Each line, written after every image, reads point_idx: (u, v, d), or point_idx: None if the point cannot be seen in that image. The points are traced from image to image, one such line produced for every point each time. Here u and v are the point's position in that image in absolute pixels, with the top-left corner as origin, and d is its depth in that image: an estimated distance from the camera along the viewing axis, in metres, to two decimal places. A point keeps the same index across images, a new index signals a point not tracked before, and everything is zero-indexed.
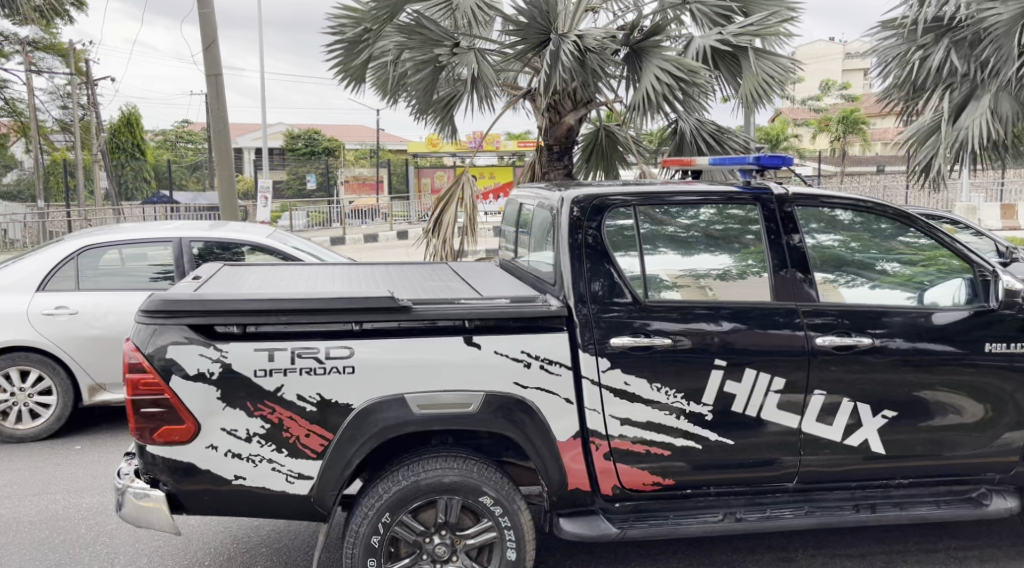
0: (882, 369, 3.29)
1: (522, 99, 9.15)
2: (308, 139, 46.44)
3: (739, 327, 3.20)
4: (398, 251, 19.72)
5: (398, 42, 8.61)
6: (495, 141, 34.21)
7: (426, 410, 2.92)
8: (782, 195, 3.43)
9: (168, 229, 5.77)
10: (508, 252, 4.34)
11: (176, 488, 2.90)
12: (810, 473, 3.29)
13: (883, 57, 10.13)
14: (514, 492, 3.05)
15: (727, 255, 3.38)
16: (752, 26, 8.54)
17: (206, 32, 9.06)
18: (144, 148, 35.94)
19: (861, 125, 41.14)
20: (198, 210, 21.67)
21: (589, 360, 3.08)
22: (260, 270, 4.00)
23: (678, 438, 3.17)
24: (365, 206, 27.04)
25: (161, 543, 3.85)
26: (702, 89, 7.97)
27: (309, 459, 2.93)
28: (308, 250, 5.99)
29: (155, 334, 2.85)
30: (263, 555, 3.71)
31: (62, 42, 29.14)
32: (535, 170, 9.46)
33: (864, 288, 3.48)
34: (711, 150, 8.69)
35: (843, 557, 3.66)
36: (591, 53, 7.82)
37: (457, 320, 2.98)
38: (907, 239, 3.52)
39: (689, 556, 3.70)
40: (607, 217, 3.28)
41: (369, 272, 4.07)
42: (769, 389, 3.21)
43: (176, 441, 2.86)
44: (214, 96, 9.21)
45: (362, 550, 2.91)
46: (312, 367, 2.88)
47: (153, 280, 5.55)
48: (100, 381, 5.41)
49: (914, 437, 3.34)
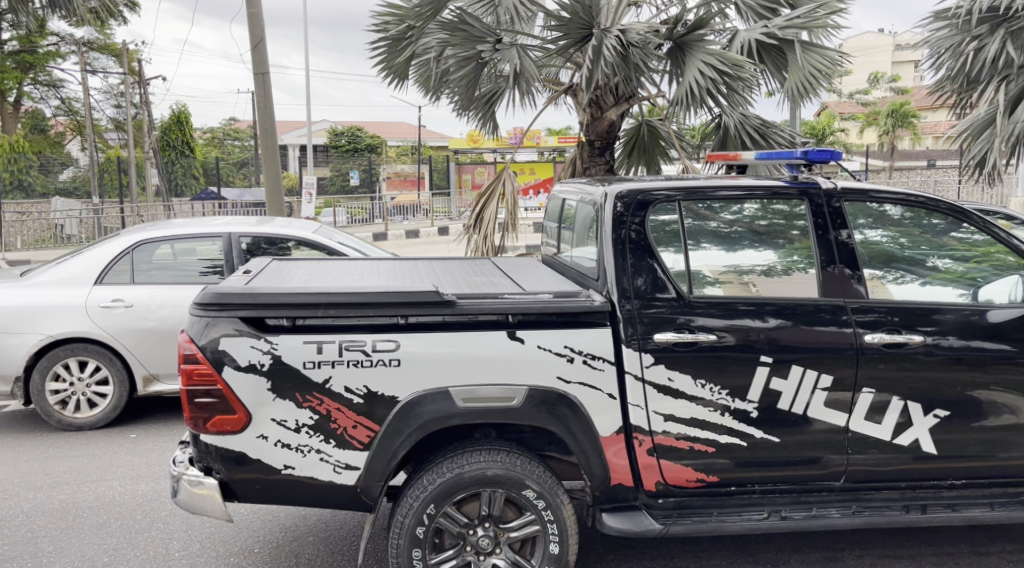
0: (933, 367, 3.22)
1: (564, 94, 9.14)
2: (350, 137, 47.00)
3: (785, 323, 3.17)
4: (439, 247, 19.83)
5: (442, 39, 8.69)
6: (535, 138, 34.18)
7: (470, 403, 2.95)
8: (830, 189, 3.38)
9: (218, 224, 5.91)
10: (550, 247, 4.34)
11: (229, 476, 2.98)
12: (858, 472, 3.24)
13: (935, 49, 9.95)
14: (557, 486, 3.06)
15: (772, 250, 3.34)
16: (799, 19, 8.40)
17: (255, 31, 9.24)
18: (192, 145, 36.80)
19: (910, 118, 40.13)
20: (244, 206, 22.09)
21: (633, 355, 3.08)
22: (306, 264, 4.07)
23: (722, 434, 3.14)
24: (406, 202, 27.25)
25: (212, 530, 3.95)
26: (747, 83, 7.92)
27: (356, 450, 2.98)
28: (353, 245, 6.08)
29: (208, 326, 2.93)
30: (310, 544, 3.79)
31: (115, 43, 30.03)
32: (576, 166, 9.45)
33: (915, 285, 3.40)
34: (755, 145, 8.56)
35: (891, 558, 3.60)
36: (634, 48, 7.80)
37: (501, 315, 3.00)
38: (960, 235, 3.46)
39: (732, 553, 3.67)
40: (650, 212, 3.27)
41: (413, 267, 4.11)
42: (816, 387, 3.17)
43: (228, 430, 2.94)
44: (262, 94, 9.39)
45: (407, 541, 2.95)
46: (359, 360, 2.94)
47: (202, 274, 5.70)
48: (153, 371, 5.57)
49: (966, 437, 3.27)
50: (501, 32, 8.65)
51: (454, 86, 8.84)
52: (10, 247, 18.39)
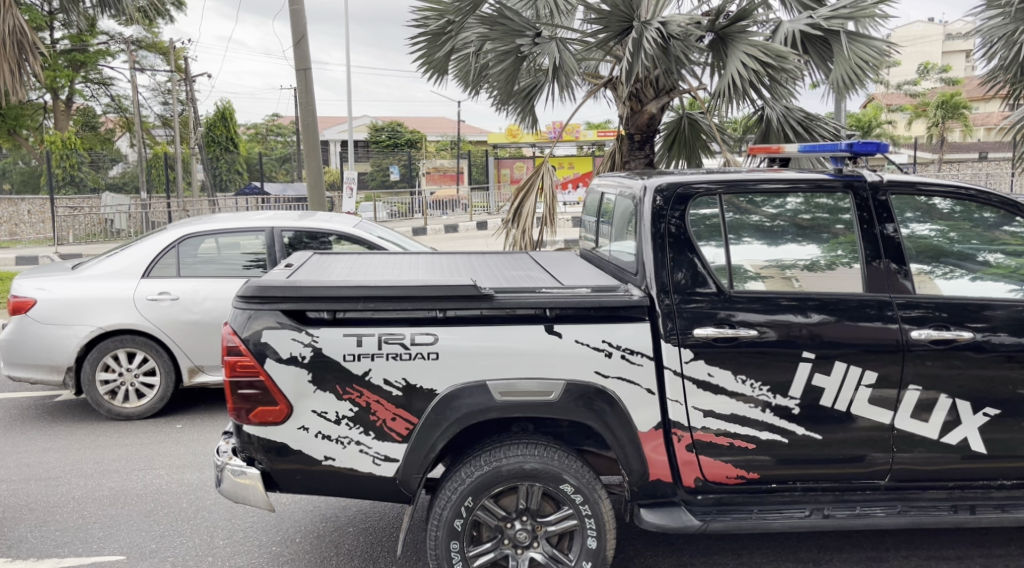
0: (984, 365, 3.13)
1: (604, 87, 9.08)
2: (391, 132, 47.50)
3: (828, 319, 3.11)
4: (478, 241, 19.87)
5: (481, 33, 8.68)
6: (575, 131, 34.12)
7: (508, 397, 2.96)
8: (876, 181, 3.30)
9: (261, 218, 6.00)
10: (589, 242, 4.32)
11: (271, 467, 3.04)
12: (904, 471, 3.17)
13: (987, 38, 10.05)
14: (594, 481, 3.05)
15: (815, 245, 3.28)
16: (845, 9, 8.22)
17: (297, 27, 9.36)
18: (237, 141, 37.49)
19: (961, 110, 39.09)
20: (287, 201, 22.39)
21: (672, 351, 3.05)
22: (347, 258, 4.12)
23: (763, 431, 3.10)
24: (446, 197, 27.38)
25: (255, 519, 4.03)
26: (791, 75, 7.78)
27: (396, 442, 3.01)
28: (393, 239, 6.14)
29: (250, 319, 2.99)
30: (351, 534, 3.85)
31: (162, 41, 30.71)
32: (616, 160, 9.39)
33: (965, 280, 3.31)
34: (798, 138, 8.39)
35: (938, 559, 3.51)
36: (675, 40, 7.69)
37: (538, 309, 3.01)
38: (1013, 228, 3.37)
39: (773, 551, 3.63)
40: (690, 206, 3.23)
41: (451, 261, 4.13)
42: (860, 383, 3.10)
43: (271, 421, 3.00)
44: (303, 90, 9.51)
45: (446, 533, 2.97)
46: (398, 353, 2.96)
47: (245, 268, 5.80)
48: (198, 363, 5.69)
49: (1018, 436, 3.17)
50: (540, 26, 8.64)
51: (493, 80, 8.83)
52: (63, 241, 18.95)
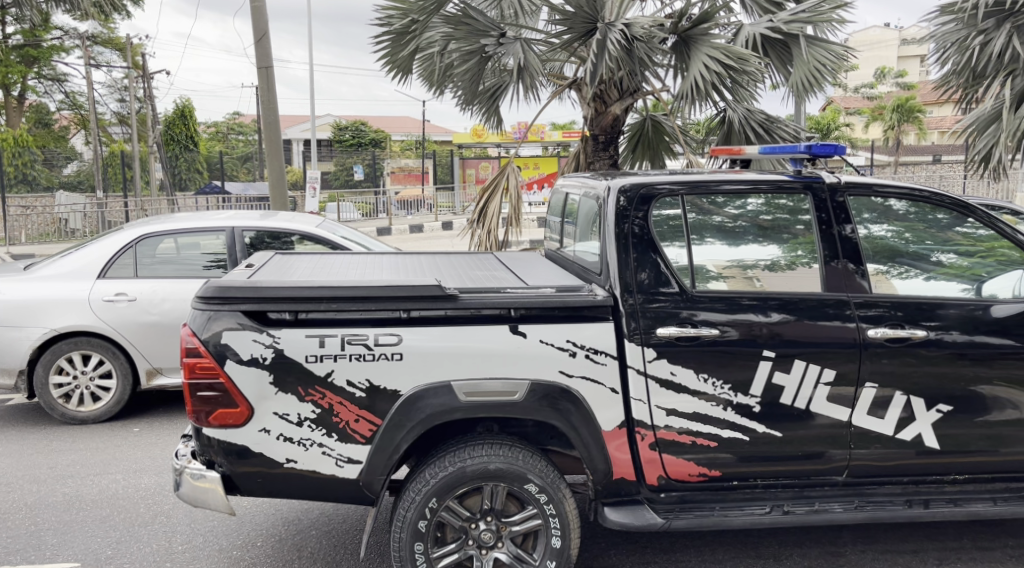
0: (937, 362, 3.21)
1: (568, 88, 9.12)
2: (354, 132, 47.17)
3: (788, 318, 3.16)
4: (443, 241, 19.83)
5: (446, 33, 8.65)
6: (540, 131, 34.23)
7: (472, 398, 2.95)
8: (834, 183, 3.36)
9: (222, 218, 5.91)
10: (554, 242, 4.33)
11: (231, 470, 2.99)
12: (861, 467, 3.24)
13: (941, 43, 10.61)
14: (559, 480, 3.06)
15: (776, 245, 3.33)
16: (804, 13, 8.36)
17: (258, 25, 9.23)
18: (196, 140, 36.83)
19: (916, 114, 40.14)
20: (248, 201, 22.01)
21: (636, 350, 3.07)
22: (310, 259, 4.07)
23: (724, 429, 3.14)
24: (411, 197, 27.29)
25: (215, 524, 3.97)
26: (752, 77, 7.89)
27: (359, 444, 2.99)
28: (357, 239, 6.09)
29: (210, 320, 2.93)
30: (314, 537, 3.80)
31: (119, 37, 30.00)
32: (580, 160, 9.43)
33: (919, 280, 3.38)
34: (759, 140, 8.51)
35: (894, 553, 3.59)
36: (638, 42, 7.74)
37: (503, 309, 3.00)
38: (965, 229, 3.43)
39: (735, 547, 3.68)
40: (654, 207, 3.26)
41: (415, 262, 4.10)
42: (819, 381, 3.16)
43: (231, 424, 2.95)
44: (264, 88, 9.37)
45: (409, 535, 2.96)
46: (362, 354, 2.94)
47: (206, 268, 5.71)
48: (157, 365, 5.58)
49: (970, 432, 3.26)
50: (505, 26, 8.65)
51: (458, 80, 8.81)
52: (14, 241, 18.46)
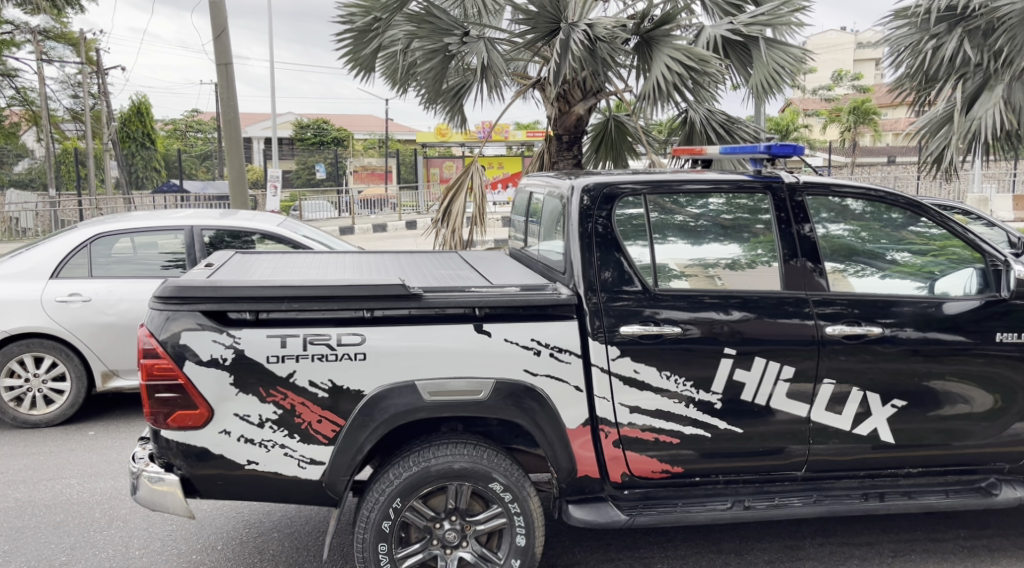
0: (892, 358, 3.29)
1: (532, 88, 9.13)
2: (316, 130, 46.64)
3: (749, 316, 3.21)
4: (406, 241, 19.74)
5: (409, 31, 8.59)
6: (505, 130, 34.20)
7: (437, 397, 2.94)
8: (793, 183, 3.43)
9: (181, 216, 5.80)
10: (518, 241, 4.33)
11: (190, 472, 2.94)
12: (820, 462, 3.31)
13: (895, 47, 10.89)
14: (523, 479, 3.06)
15: (736, 244, 3.37)
16: (763, 16, 8.48)
17: (217, 21, 9.07)
18: (153, 137, 36.08)
19: (871, 116, 41.09)
20: (208, 200, 21.61)
21: (599, 348, 3.09)
22: (271, 258, 4.02)
23: (687, 426, 3.18)
24: (374, 196, 27.07)
25: (174, 528, 3.89)
26: (712, 78, 7.99)
27: (322, 444, 2.95)
28: (319, 238, 6.02)
29: (168, 320, 2.88)
30: (275, 540, 3.75)
31: (72, 31, 29.19)
32: (544, 160, 9.45)
33: (875, 278, 3.46)
34: (720, 141, 8.62)
35: (851, 545, 3.67)
36: (601, 42, 7.78)
37: (467, 308, 2.99)
38: (919, 229, 3.50)
39: (697, 543, 3.72)
40: (617, 206, 3.28)
41: (379, 261, 4.07)
42: (778, 378, 3.22)
43: (190, 426, 2.90)
44: (224, 85, 9.21)
45: (373, 535, 2.93)
46: (324, 354, 2.90)
47: (164, 268, 5.59)
48: (113, 367, 5.46)
49: (924, 426, 3.34)
50: (469, 25, 8.63)
51: (421, 79, 8.77)
52: None
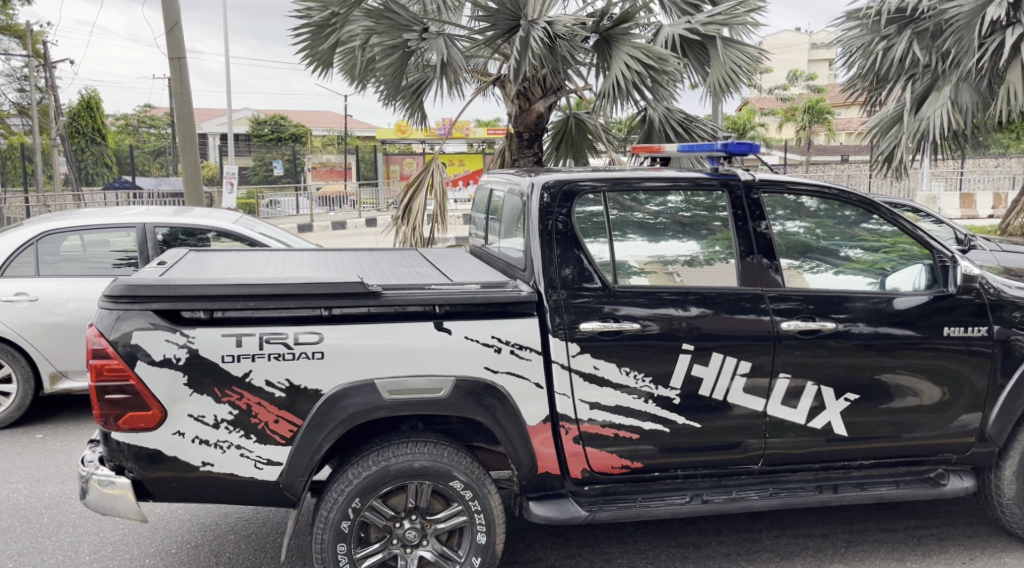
0: (845, 353, 3.36)
1: (492, 85, 9.12)
2: (274, 126, 45.94)
3: (707, 312, 3.24)
4: (366, 238, 19.61)
5: (367, 27, 8.51)
6: (466, 127, 34.09)
7: (396, 396, 2.92)
8: (748, 181, 3.47)
9: (133, 214, 5.66)
10: (479, 239, 4.32)
11: (142, 475, 2.87)
12: (775, 455, 3.37)
13: (847, 48, 11.20)
14: (484, 476, 3.05)
15: (695, 242, 3.41)
16: (720, 15, 8.59)
17: (169, 14, 8.87)
18: (104, 132, 35.17)
19: (825, 115, 41.99)
20: (162, 197, 21.12)
21: (559, 345, 3.09)
22: (226, 256, 3.94)
23: (646, 421, 3.20)
24: (333, 193, 26.78)
25: (126, 531, 3.79)
26: (671, 77, 8.06)
27: (278, 445, 2.91)
28: (275, 236, 5.93)
29: (119, 320, 2.80)
30: (232, 542, 3.68)
31: (18, 24, 28.30)
32: (504, 158, 9.45)
33: (828, 274, 3.52)
34: (678, 139, 8.72)
35: (806, 536, 3.75)
36: (561, 40, 7.80)
37: (427, 306, 2.97)
38: (870, 226, 3.59)
39: (657, 537, 3.76)
40: (577, 204, 3.29)
41: (338, 259, 4.03)
42: (735, 373, 3.26)
43: (142, 427, 2.83)
44: (177, 79, 9.01)
45: (332, 536, 2.90)
46: (281, 353, 2.86)
47: (115, 267, 5.45)
48: (62, 368, 5.31)
49: (875, 419, 3.42)
50: (429, 21, 8.58)
51: (380, 75, 8.69)
52: None
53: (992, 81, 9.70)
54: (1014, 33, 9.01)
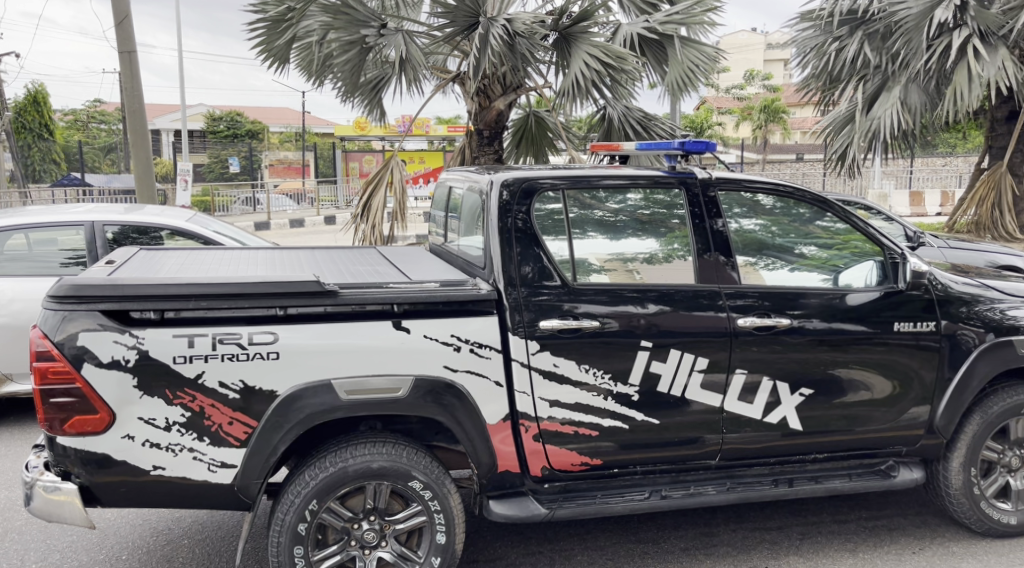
0: (799, 348, 3.41)
1: (451, 82, 9.08)
2: (230, 123, 45.07)
3: (665, 309, 3.27)
4: (324, 236, 19.36)
5: (324, 22, 8.39)
6: (427, 124, 33.89)
7: (354, 396, 2.88)
8: (705, 179, 3.51)
9: (81, 211, 5.50)
10: (438, 237, 4.30)
11: (90, 480, 2.79)
12: (732, 450, 3.41)
13: (802, 48, 11.53)
14: (443, 476, 3.03)
15: (653, 239, 3.43)
16: (678, 15, 8.66)
17: (119, 6, 8.65)
18: (52, 128, 34.17)
19: (780, 115, 42.72)
20: (112, 195, 20.56)
21: (519, 343, 3.09)
22: (178, 254, 3.84)
23: (605, 418, 3.21)
24: (291, 190, 26.43)
25: (75, 538, 3.69)
26: (629, 76, 8.09)
27: (233, 447, 2.85)
28: (230, 234, 5.83)
29: (65, 321, 2.71)
30: (185, 547, 3.60)
31: None
32: (464, 155, 9.42)
33: (784, 271, 3.56)
34: (636, 137, 8.79)
35: (762, 530, 3.80)
36: (520, 37, 7.80)
37: (385, 305, 2.94)
38: (824, 223, 3.65)
39: (616, 533, 3.78)
40: (536, 201, 3.29)
41: (294, 257, 3.96)
42: (693, 369, 3.29)
43: (89, 431, 2.74)
44: (127, 74, 8.79)
45: (289, 538, 2.85)
46: (235, 354, 2.80)
47: (63, 266, 5.30)
48: (6, 371, 5.14)
49: (829, 413, 3.49)
50: (387, 17, 8.51)
51: (338, 71, 8.59)
52: None
53: (940, 82, 9.96)
54: (960, 35, 9.24)
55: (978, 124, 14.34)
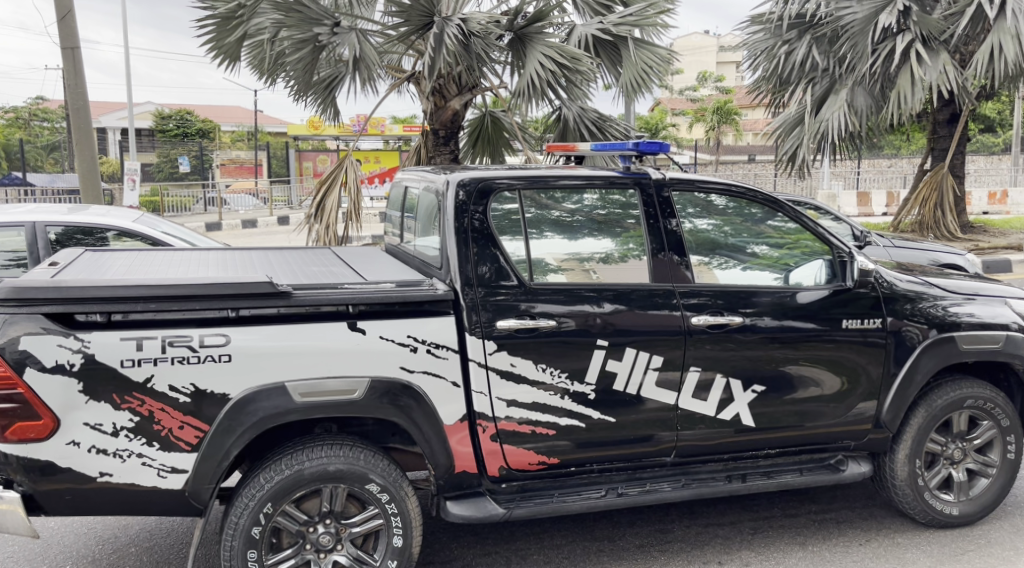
0: (751, 346, 3.47)
1: (406, 81, 9.03)
2: (179, 121, 43.99)
3: (621, 308, 3.29)
4: (275, 237, 19.03)
5: (276, 20, 8.26)
6: (382, 123, 33.62)
7: (309, 398, 2.84)
8: (659, 179, 3.54)
9: (21, 212, 5.31)
10: (394, 237, 4.26)
11: (33, 488, 2.70)
12: (687, 447, 3.46)
13: (752, 51, 11.70)
14: (400, 478, 3.01)
15: (609, 239, 3.45)
16: (631, 16, 8.74)
17: (62, 1, 8.38)
18: None
19: (732, 116, 43.45)
20: (55, 195, 19.92)
21: (476, 342, 3.08)
22: (125, 256, 3.74)
23: (562, 417, 3.23)
24: (243, 189, 25.93)
25: (16, 549, 3.56)
26: (585, 77, 8.14)
27: (183, 452, 2.79)
28: (180, 235, 5.70)
29: (5, 324, 2.61)
30: (132, 555, 3.51)
31: None
32: (420, 155, 9.37)
33: (737, 270, 3.61)
34: (591, 137, 8.84)
35: (715, 525, 3.86)
36: (475, 37, 7.79)
37: (340, 306, 2.90)
38: (775, 223, 3.73)
39: (573, 531, 3.80)
40: (492, 201, 3.29)
41: (245, 258, 3.89)
42: (648, 367, 3.32)
43: (32, 438, 2.65)
44: (71, 70, 8.52)
45: (242, 542, 2.80)
46: (185, 357, 2.73)
47: (3, 268, 5.10)
48: None
49: (780, 409, 3.56)
50: (340, 15, 8.41)
51: (290, 70, 8.45)
52: None
53: (884, 85, 10.26)
54: (903, 40, 9.53)
55: (920, 126, 14.79)
